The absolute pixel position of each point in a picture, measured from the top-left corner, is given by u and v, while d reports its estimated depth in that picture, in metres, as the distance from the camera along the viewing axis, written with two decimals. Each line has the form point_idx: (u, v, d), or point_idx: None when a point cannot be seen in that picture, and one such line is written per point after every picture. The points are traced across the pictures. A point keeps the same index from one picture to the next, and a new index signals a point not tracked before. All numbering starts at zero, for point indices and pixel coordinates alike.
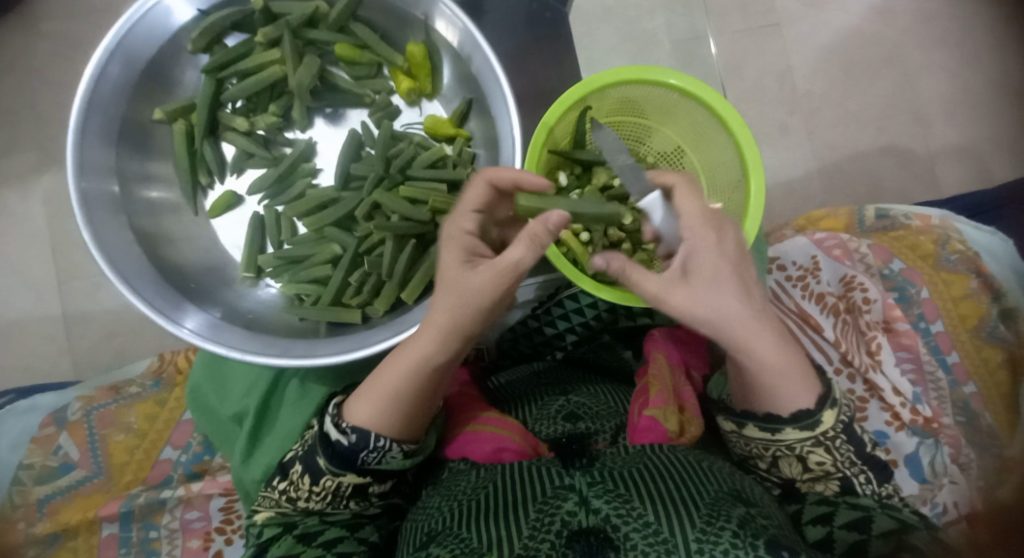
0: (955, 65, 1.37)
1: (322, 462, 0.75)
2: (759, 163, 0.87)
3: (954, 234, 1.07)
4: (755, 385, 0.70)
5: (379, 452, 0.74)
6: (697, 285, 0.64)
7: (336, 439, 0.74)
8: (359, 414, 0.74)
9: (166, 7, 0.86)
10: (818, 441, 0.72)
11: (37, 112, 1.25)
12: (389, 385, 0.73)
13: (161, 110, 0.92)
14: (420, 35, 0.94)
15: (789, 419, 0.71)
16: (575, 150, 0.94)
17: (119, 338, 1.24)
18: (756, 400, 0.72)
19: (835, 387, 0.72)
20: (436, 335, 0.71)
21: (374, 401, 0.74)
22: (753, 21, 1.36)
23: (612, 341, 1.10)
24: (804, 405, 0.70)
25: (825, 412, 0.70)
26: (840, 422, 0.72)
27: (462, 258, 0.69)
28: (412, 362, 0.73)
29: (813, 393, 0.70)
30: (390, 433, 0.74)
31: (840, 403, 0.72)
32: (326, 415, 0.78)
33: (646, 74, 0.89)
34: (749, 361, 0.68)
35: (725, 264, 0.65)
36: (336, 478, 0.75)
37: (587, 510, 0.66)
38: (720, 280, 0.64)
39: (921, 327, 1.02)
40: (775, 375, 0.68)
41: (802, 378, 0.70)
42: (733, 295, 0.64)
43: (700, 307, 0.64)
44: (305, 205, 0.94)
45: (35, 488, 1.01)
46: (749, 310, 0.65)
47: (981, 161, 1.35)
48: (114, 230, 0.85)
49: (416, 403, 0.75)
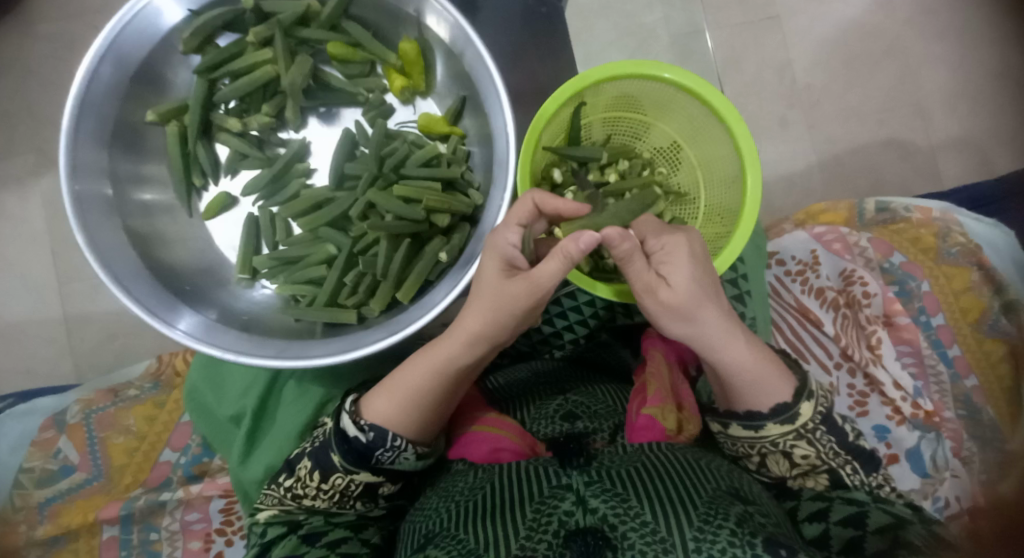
0: (955, 57, 1.35)
1: (336, 458, 0.75)
2: (755, 156, 0.85)
3: (955, 227, 1.06)
4: (729, 380, 0.72)
5: (395, 451, 0.75)
6: (670, 282, 0.66)
7: (353, 436, 0.74)
8: (378, 409, 0.76)
9: (157, 8, 0.85)
10: (800, 434, 0.73)
11: (34, 115, 1.24)
12: (410, 384, 0.76)
13: (153, 112, 0.91)
14: (414, 32, 0.93)
15: (769, 414, 0.72)
16: (571, 147, 0.93)
17: (120, 340, 1.24)
18: (735, 396, 0.73)
19: (810, 379, 0.74)
20: (465, 340, 0.74)
21: (393, 402, 0.76)
22: (752, 14, 1.35)
23: (610, 339, 1.07)
24: (781, 398, 0.71)
25: (802, 404, 0.72)
26: (818, 414, 0.73)
27: (502, 270, 0.70)
28: (438, 362, 0.76)
29: (790, 384, 0.72)
30: (406, 432, 0.75)
31: (815, 394, 0.73)
32: (343, 411, 0.78)
33: (641, 68, 0.87)
34: (721, 357, 0.71)
35: (695, 266, 0.67)
36: (347, 476, 0.76)
37: (585, 510, 0.66)
38: (693, 280, 0.66)
39: (922, 320, 1.01)
40: (748, 367, 0.71)
41: (780, 377, 0.72)
42: (705, 293, 0.67)
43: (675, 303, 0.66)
44: (299, 205, 0.94)
45: (35, 491, 1.01)
46: (717, 312, 0.68)
47: (982, 153, 1.33)
48: (107, 232, 0.85)
49: (436, 404, 0.77)
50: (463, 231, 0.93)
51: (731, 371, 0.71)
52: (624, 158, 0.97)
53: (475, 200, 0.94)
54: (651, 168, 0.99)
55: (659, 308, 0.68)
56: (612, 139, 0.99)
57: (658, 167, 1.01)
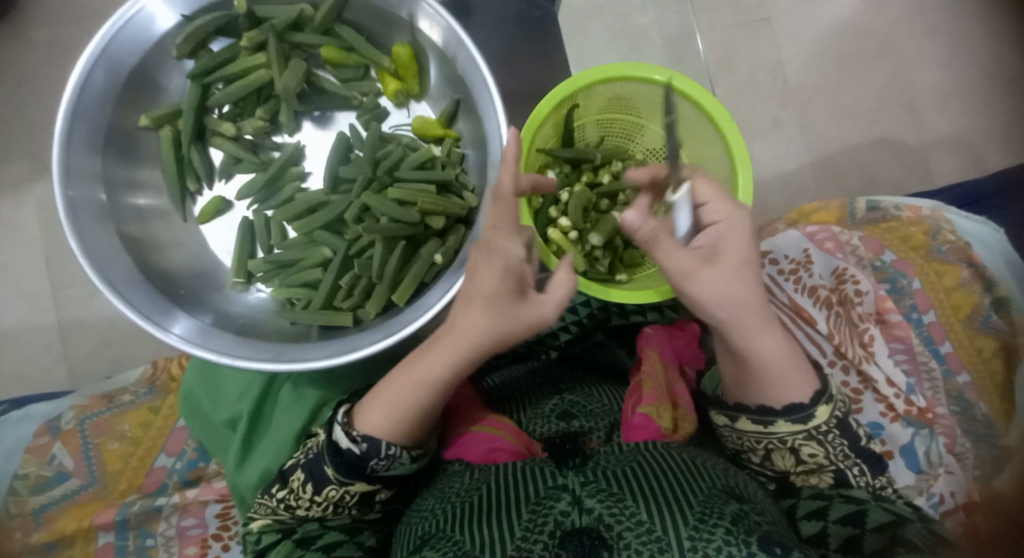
0: (946, 55, 1.37)
1: (329, 471, 0.74)
2: (746, 156, 0.86)
3: (945, 225, 1.07)
4: (755, 373, 0.72)
5: (389, 459, 0.75)
6: (721, 258, 0.69)
7: (345, 448, 0.74)
8: (373, 422, 0.74)
9: (150, 13, 0.86)
10: (811, 434, 0.72)
11: (28, 121, 1.24)
12: (406, 394, 0.74)
13: (147, 117, 0.92)
14: (406, 35, 0.93)
15: (782, 412, 0.71)
16: (564, 149, 0.94)
17: (116, 345, 1.24)
18: (756, 390, 0.73)
19: (831, 383, 0.73)
20: (450, 351, 0.72)
21: (387, 411, 0.74)
22: (744, 15, 1.36)
23: (606, 339, 1.09)
24: (797, 398, 0.71)
25: (819, 407, 0.71)
26: (834, 417, 0.72)
27: (514, 294, 0.67)
28: (432, 375, 0.74)
29: (808, 387, 0.71)
30: (399, 440, 0.75)
31: (835, 398, 0.72)
32: (335, 423, 0.77)
33: (633, 71, 0.88)
34: (753, 343, 0.71)
35: (747, 250, 0.70)
36: (341, 488, 0.75)
37: (581, 510, 0.66)
38: (741, 260, 0.69)
39: (913, 317, 1.02)
40: (777, 356, 0.71)
41: (798, 377, 0.71)
42: (748, 274, 0.69)
43: (720, 278, 0.67)
44: (294, 209, 0.94)
45: (30, 498, 1.00)
46: (762, 297, 0.70)
47: (973, 150, 1.35)
48: (101, 238, 0.85)
49: (432, 412, 0.76)
50: (458, 232, 0.94)
51: (760, 360, 0.71)
52: (618, 159, 0.97)
53: (469, 202, 0.94)
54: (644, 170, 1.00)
55: (705, 285, 0.67)
56: (606, 140, 1.00)
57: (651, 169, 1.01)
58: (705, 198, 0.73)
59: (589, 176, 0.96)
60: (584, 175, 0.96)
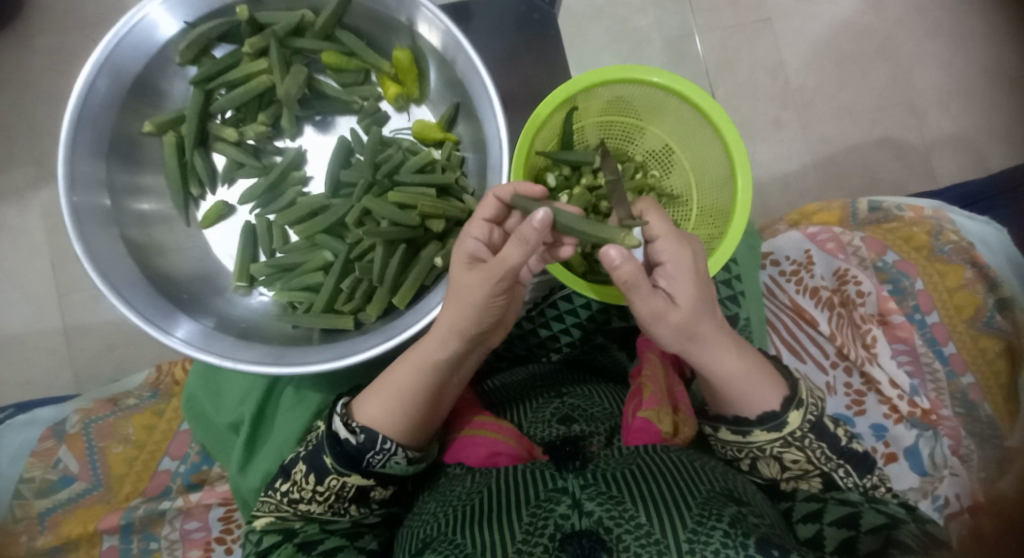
0: (946, 55, 1.37)
1: (328, 460, 0.74)
2: (745, 153, 0.86)
3: (947, 225, 1.06)
4: (720, 388, 0.71)
5: (385, 454, 0.74)
6: (677, 302, 0.64)
7: (344, 437, 0.73)
8: (370, 413, 0.75)
9: (153, 20, 0.87)
10: (788, 441, 0.72)
11: (33, 127, 1.26)
12: (400, 378, 0.75)
13: (150, 123, 0.93)
14: (406, 41, 0.94)
15: (756, 420, 0.71)
16: (563, 151, 0.93)
17: (120, 350, 1.25)
18: (728, 403, 0.72)
19: (801, 386, 0.73)
20: (447, 333, 0.72)
21: (385, 399, 0.75)
22: (744, 16, 1.36)
23: (606, 342, 1.08)
24: (770, 405, 0.70)
25: (791, 413, 0.71)
26: (807, 422, 0.72)
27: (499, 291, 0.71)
28: (427, 359, 0.75)
29: (777, 393, 0.71)
30: (397, 436, 0.74)
31: (805, 402, 0.72)
32: (334, 414, 0.76)
33: (629, 73, 0.88)
34: (717, 364, 0.69)
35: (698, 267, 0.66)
36: (341, 478, 0.74)
37: (580, 513, 0.66)
38: (694, 290, 0.64)
39: (916, 319, 1.01)
40: (738, 377, 0.70)
41: (769, 380, 0.71)
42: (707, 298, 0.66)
43: (683, 321, 0.64)
44: (296, 213, 0.94)
45: (35, 501, 1.01)
46: (711, 317, 0.67)
47: (975, 151, 1.34)
48: (105, 243, 0.86)
49: (430, 399, 0.76)
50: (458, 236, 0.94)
51: (721, 377, 0.70)
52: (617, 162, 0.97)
53: (470, 206, 0.95)
54: (644, 171, 0.99)
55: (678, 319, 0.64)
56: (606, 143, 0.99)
57: (651, 171, 1.00)
58: (657, 233, 0.66)
59: (590, 177, 0.94)
60: (584, 175, 0.94)
